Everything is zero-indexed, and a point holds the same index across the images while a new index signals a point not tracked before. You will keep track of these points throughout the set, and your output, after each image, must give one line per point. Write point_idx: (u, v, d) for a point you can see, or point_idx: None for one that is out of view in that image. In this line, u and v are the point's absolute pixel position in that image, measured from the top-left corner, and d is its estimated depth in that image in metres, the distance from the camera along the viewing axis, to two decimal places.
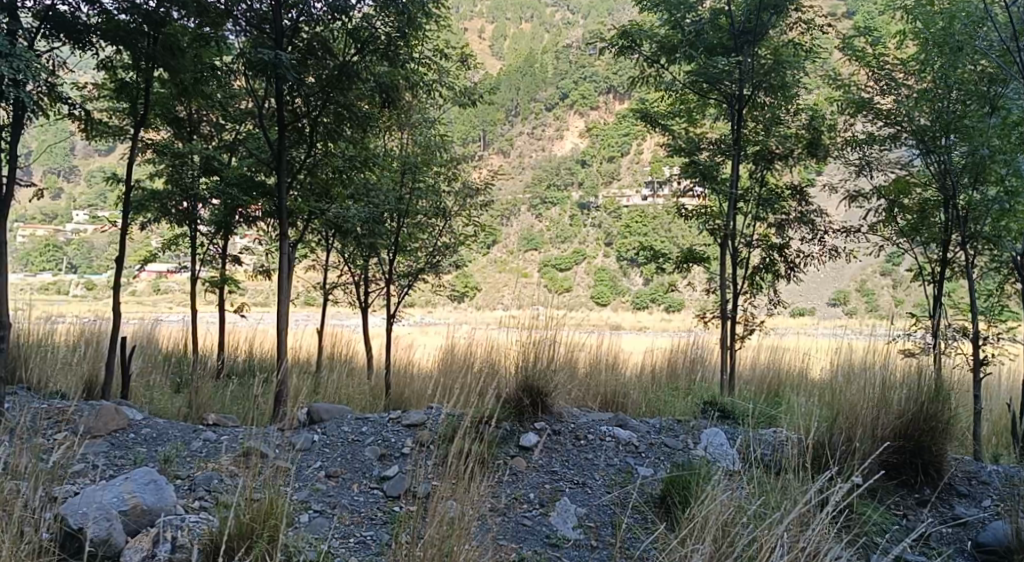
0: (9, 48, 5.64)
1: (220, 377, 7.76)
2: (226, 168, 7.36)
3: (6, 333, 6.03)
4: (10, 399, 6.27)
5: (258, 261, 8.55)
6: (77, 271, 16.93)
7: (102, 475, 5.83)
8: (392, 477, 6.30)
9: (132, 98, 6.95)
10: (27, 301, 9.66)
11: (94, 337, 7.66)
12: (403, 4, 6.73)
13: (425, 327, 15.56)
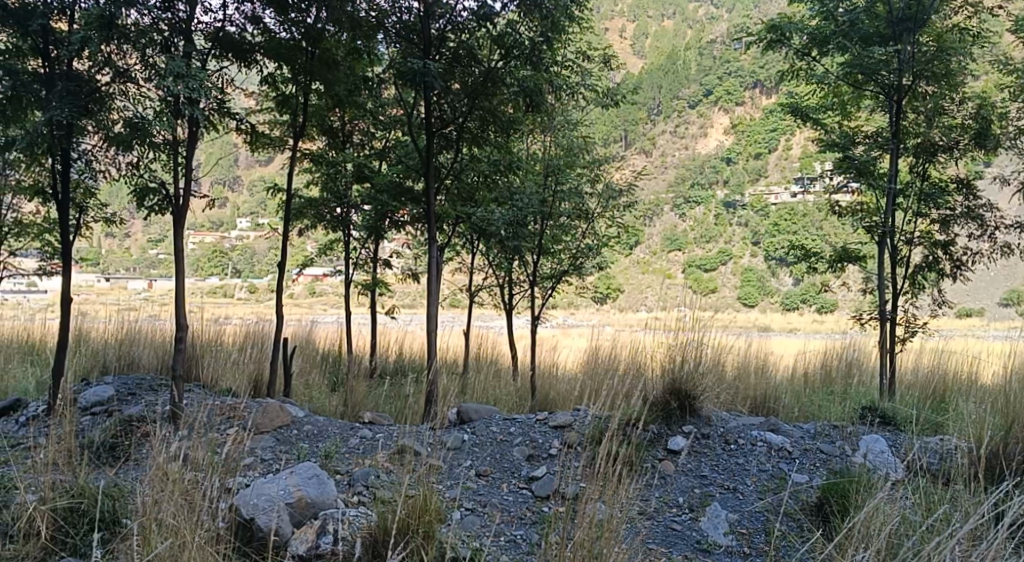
0: (186, 70, 6.07)
1: (373, 377, 8.06)
2: (377, 175, 7.64)
3: (184, 334, 6.51)
4: (188, 396, 6.73)
5: (406, 264, 8.83)
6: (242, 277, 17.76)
7: (269, 468, 6.17)
8: (540, 477, 6.37)
9: (292, 110, 7.35)
10: (199, 302, 10.35)
11: (259, 337, 8.12)
12: (547, 8, 6.74)
13: (569, 328, 15.64)
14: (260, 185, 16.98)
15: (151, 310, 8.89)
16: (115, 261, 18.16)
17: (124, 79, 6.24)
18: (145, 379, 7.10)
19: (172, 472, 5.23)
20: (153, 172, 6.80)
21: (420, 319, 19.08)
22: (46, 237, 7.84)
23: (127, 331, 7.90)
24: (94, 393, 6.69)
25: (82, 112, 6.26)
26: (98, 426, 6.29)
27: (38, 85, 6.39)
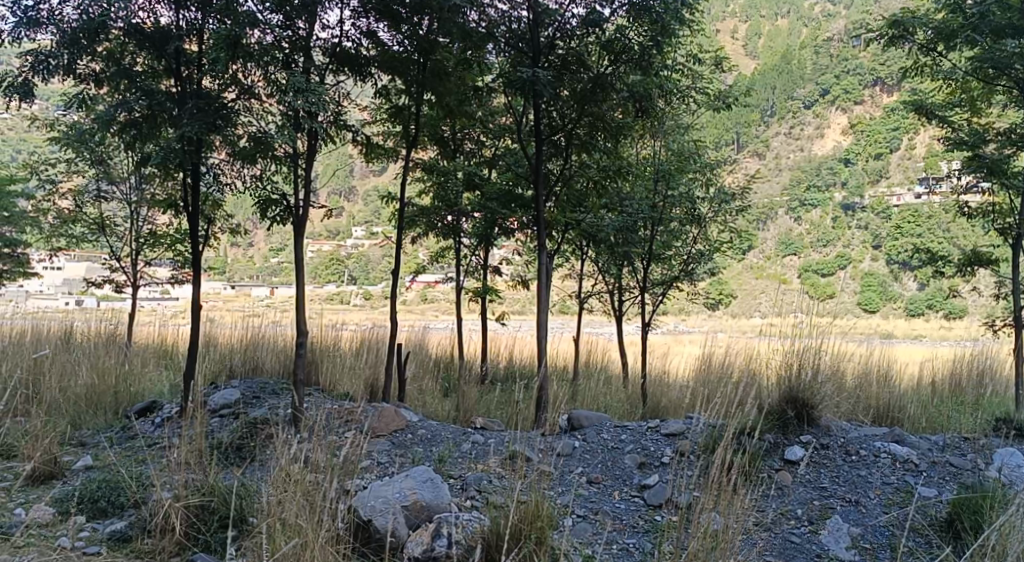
0: (306, 84, 6.32)
1: (484, 383, 8.15)
2: (487, 183, 7.73)
3: (304, 340, 6.76)
4: (308, 400, 6.97)
5: (516, 271, 8.89)
6: (356, 283, 17.08)
7: (386, 472, 6.32)
8: (653, 486, 6.30)
9: (404, 121, 7.52)
10: (317, 309, 10.70)
11: (374, 343, 8.33)
12: (657, 13, 6.64)
13: (681, 335, 15.40)
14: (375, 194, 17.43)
15: (273, 316, 9.26)
16: (240, 270, 18.99)
17: (249, 95, 6.65)
18: (269, 382, 7.40)
19: (295, 473, 5.43)
20: (275, 185, 7.07)
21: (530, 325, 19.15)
22: (178, 247, 8.27)
23: (251, 336, 8.25)
24: (222, 396, 7.01)
25: (210, 128, 6.59)
26: (226, 428, 6.58)
27: (172, 104, 6.73)
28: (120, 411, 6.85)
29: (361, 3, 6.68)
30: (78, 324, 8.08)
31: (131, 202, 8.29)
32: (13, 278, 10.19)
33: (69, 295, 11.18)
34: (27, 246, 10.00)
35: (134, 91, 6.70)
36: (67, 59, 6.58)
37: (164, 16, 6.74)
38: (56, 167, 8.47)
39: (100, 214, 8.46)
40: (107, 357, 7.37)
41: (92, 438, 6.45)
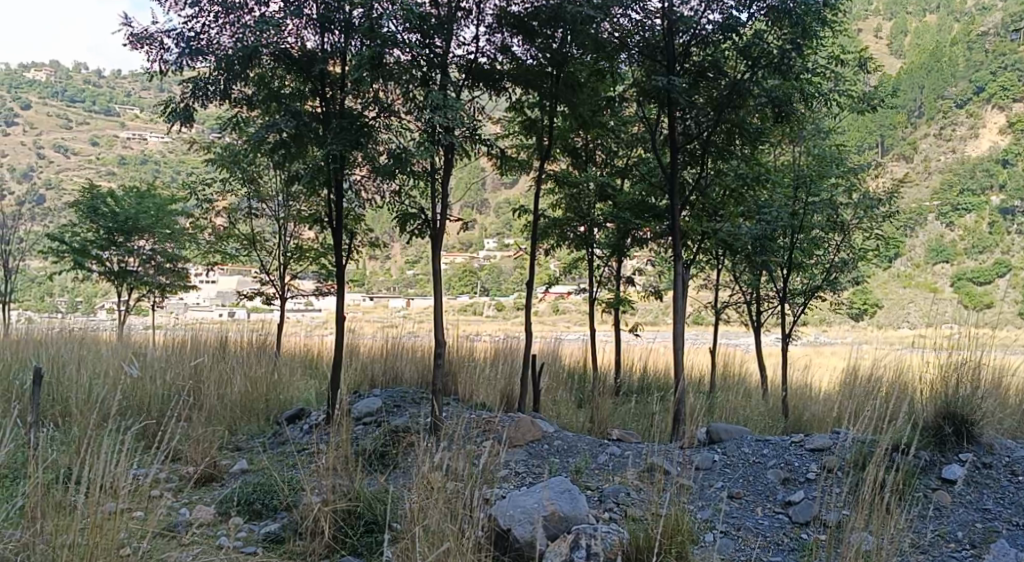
0: (443, 99, 6.47)
1: (619, 395, 8.11)
2: (620, 194, 7.69)
3: (443, 350, 6.89)
4: (447, 409, 7.12)
5: (648, 281, 8.80)
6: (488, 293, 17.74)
7: (524, 482, 6.35)
8: (798, 503, 6.05)
9: (538, 133, 7.57)
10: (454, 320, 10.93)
11: (508, 354, 8.42)
12: (797, 16, 6.43)
13: (824, 349, 14.82)
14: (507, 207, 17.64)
15: (410, 327, 9.50)
16: (377, 283, 19.64)
17: (389, 113, 6.84)
18: (408, 392, 7.60)
19: (435, 481, 5.49)
20: (413, 200, 7.27)
21: (661, 337, 18.90)
22: (323, 261, 8.60)
23: (391, 346, 8.48)
24: (364, 404, 7.25)
25: (353, 146, 6.82)
26: (369, 436, 6.79)
27: (317, 124, 7.02)
28: (271, 418, 7.18)
29: (496, 19, 6.83)
30: (232, 334, 8.51)
31: (279, 218, 8.70)
32: (174, 291, 10.89)
33: (224, 306, 11.87)
34: (187, 261, 10.68)
35: (283, 113, 7.04)
36: (223, 84, 6.99)
37: (310, 40, 7.01)
38: (212, 187, 9.01)
39: (251, 230, 8.94)
40: (258, 366, 7.73)
41: (247, 443, 6.80)
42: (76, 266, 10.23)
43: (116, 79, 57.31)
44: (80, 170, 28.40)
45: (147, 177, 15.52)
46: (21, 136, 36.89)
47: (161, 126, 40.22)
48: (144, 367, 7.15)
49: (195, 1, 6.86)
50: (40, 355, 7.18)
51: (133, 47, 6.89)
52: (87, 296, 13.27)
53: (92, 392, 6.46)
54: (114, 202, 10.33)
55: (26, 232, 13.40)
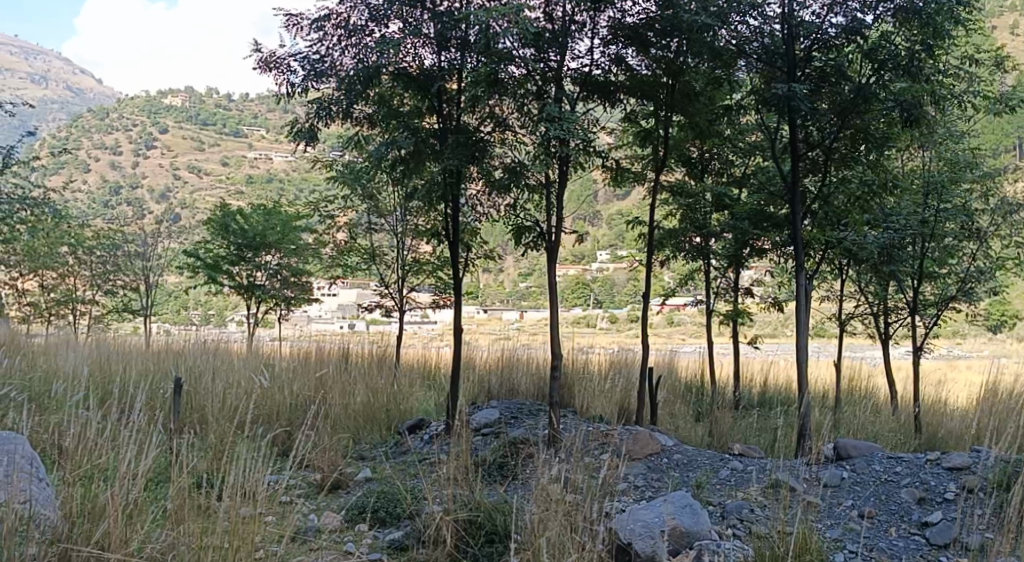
0: (559, 112, 6.48)
1: (739, 409, 7.94)
2: (737, 203, 7.53)
3: (559, 363, 6.91)
4: (565, 421, 7.13)
5: (767, 292, 8.60)
6: (601, 307, 17.59)
7: (643, 496, 6.26)
8: (936, 524, 5.73)
9: (653, 144, 7.50)
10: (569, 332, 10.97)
11: (623, 366, 8.37)
12: (927, 16, 6.21)
13: (957, 363, 14.15)
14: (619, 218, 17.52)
15: (524, 339, 9.54)
16: (490, 296, 19.90)
17: (504, 127, 6.90)
18: (525, 404, 7.65)
19: (555, 493, 5.46)
20: (528, 213, 7.29)
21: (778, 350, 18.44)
22: (440, 274, 8.73)
23: (507, 358, 8.55)
24: (482, 416, 7.34)
25: (470, 160, 6.94)
26: (488, 447, 6.86)
27: (435, 140, 7.16)
28: (392, 428, 7.35)
29: (611, 32, 6.80)
30: (353, 346, 8.78)
31: (398, 232, 8.92)
32: (299, 304, 11.32)
33: (345, 318, 12.22)
34: (310, 275, 11.06)
35: (403, 130, 7.20)
36: (346, 104, 7.22)
37: (427, 58, 7.13)
38: (334, 203, 9.32)
39: (371, 244, 9.19)
40: (379, 377, 7.92)
41: (370, 453, 6.97)
42: (209, 280, 10.79)
43: (237, 103, 60.09)
44: (210, 190, 29.94)
45: (274, 195, 16.21)
46: (153, 159, 39.18)
47: (281, 146, 41.87)
48: (273, 377, 7.46)
49: (319, 26, 7.10)
50: (178, 365, 7.56)
51: (263, 72, 7.20)
52: (219, 309, 13.93)
53: (226, 401, 6.77)
54: (243, 218, 10.81)
55: (165, 249, 14.22)
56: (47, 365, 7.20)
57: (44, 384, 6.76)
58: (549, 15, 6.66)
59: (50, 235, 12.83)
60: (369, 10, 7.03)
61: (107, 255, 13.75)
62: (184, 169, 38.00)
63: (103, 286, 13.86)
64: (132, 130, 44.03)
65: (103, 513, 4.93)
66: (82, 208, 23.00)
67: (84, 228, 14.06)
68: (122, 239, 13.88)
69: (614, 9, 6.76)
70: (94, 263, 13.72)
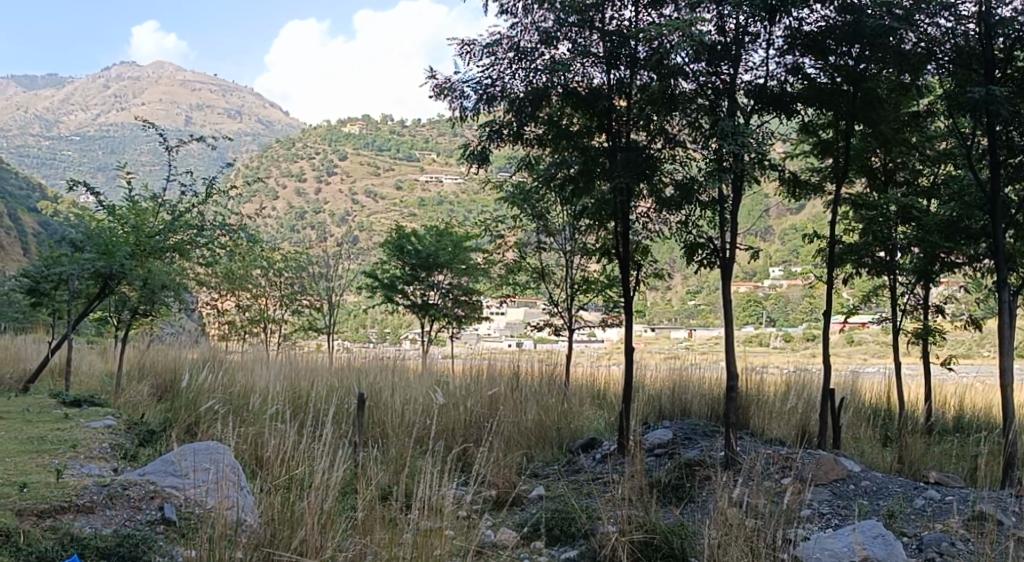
0: (732, 127, 6.32)
1: (932, 435, 7.45)
2: (927, 215, 7.10)
3: (735, 384, 6.70)
4: (742, 444, 6.92)
5: (961, 310, 8.03)
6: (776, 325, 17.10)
7: (828, 523, 5.91)
8: None
9: (834, 156, 7.28)
10: (744, 352, 10.68)
11: (801, 388, 8.04)
12: None
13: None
14: (791, 232, 16.88)
15: (695, 358, 9.36)
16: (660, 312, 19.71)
17: (674, 143, 6.86)
18: (699, 425, 7.50)
19: (735, 517, 5.22)
20: (701, 230, 7.19)
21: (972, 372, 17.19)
22: (609, 292, 8.77)
23: (677, 378, 8.41)
24: (656, 436, 7.25)
25: (640, 178, 6.85)
26: (662, 468, 6.74)
27: (604, 158, 7.14)
28: (563, 447, 7.40)
29: (786, 40, 6.59)
30: (523, 363, 8.90)
31: (567, 251, 8.98)
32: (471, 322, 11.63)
33: (515, 336, 12.43)
34: (480, 293, 11.32)
35: (572, 150, 7.24)
36: (516, 126, 7.34)
37: (597, 78, 7.13)
38: (504, 224, 9.68)
39: (541, 263, 9.30)
40: (549, 395, 7.97)
41: (543, 471, 7.01)
42: (387, 299, 11.36)
43: (405, 127, 62.67)
44: (385, 214, 31.37)
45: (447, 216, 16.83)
46: (331, 185, 41.59)
47: (445, 169, 43.35)
48: (447, 394, 7.67)
49: (490, 51, 7.25)
50: (361, 381, 7.90)
51: (438, 98, 7.46)
52: (395, 327, 14.51)
53: (405, 417, 7.00)
54: (417, 240, 11.22)
55: (346, 269, 15.08)
56: (244, 380, 7.71)
57: (242, 397, 7.25)
58: (720, 27, 6.58)
59: (245, 259, 13.89)
60: (539, 32, 7.13)
61: (296, 276, 14.72)
62: (360, 194, 40.05)
63: (291, 305, 14.82)
64: (311, 159, 46.90)
65: (300, 521, 5.07)
66: (280, 233, 24.82)
67: (275, 250, 15.24)
68: (307, 261, 15.00)
69: (791, 17, 6.55)
70: (283, 284, 14.69)
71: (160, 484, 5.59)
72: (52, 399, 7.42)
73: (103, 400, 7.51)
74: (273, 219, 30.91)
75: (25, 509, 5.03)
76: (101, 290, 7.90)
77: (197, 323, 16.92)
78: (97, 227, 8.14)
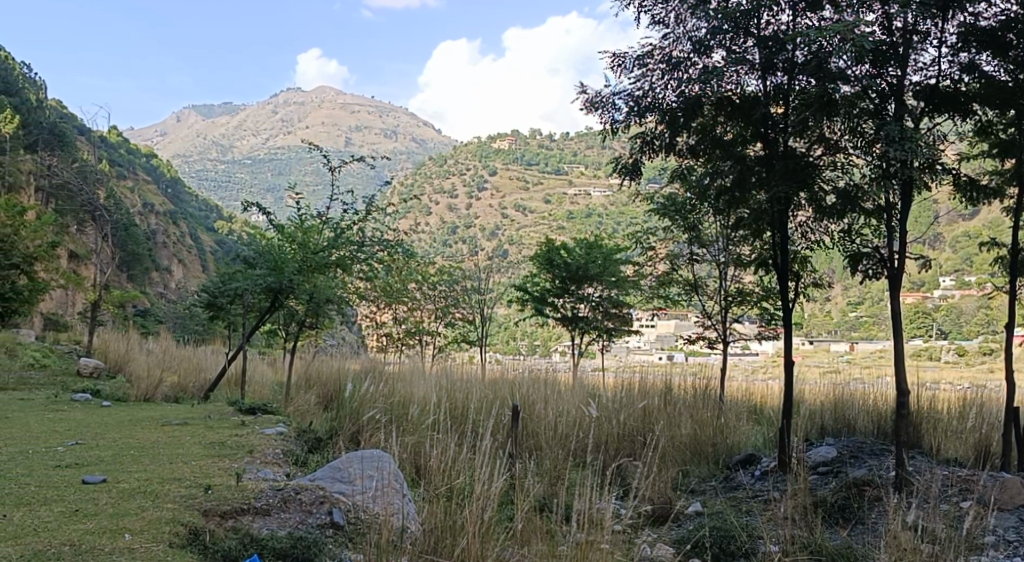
0: (902, 131, 5.96)
1: None
2: None
3: (905, 400, 6.26)
4: (915, 465, 6.54)
5: None
6: (947, 338, 16.12)
7: (1016, 552, 5.47)
8: None
9: (1017, 156, 6.70)
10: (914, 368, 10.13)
11: (979, 405, 7.53)
12: None
13: None
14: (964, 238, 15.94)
15: (858, 373, 8.96)
16: (818, 325, 19.00)
17: (834, 150, 6.58)
18: (866, 443, 7.15)
19: (908, 542, 4.89)
20: (864, 239, 6.82)
21: None
22: (764, 304, 8.63)
23: (840, 394, 8.07)
24: (820, 453, 6.99)
25: (800, 186, 6.64)
26: (826, 487, 6.45)
27: (761, 166, 6.92)
28: (720, 462, 7.24)
29: (961, 37, 6.30)
30: (676, 377, 8.78)
31: (720, 263, 8.82)
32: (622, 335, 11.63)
33: (666, 349, 12.31)
34: (631, 306, 11.27)
35: (727, 159, 7.07)
36: (668, 137, 7.25)
37: (752, 85, 7.00)
38: (655, 235, 9.61)
39: (693, 275, 9.17)
40: (705, 409, 7.80)
41: (699, 486, 6.86)
42: (537, 311, 11.55)
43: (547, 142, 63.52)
44: (532, 228, 31.84)
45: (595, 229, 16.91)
46: (476, 201, 42.63)
47: (587, 182, 43.52)
48: (601, 407, 7.69)
49: (642, 63, 7.22)
50: (514, 392, 8.03)
51: (588, 112, 7.49)
52: (544, 338, 14.65)
53: (559, 430, 7.07)
54: (567, 252, 11.35)
55: (496, 283, 15.41)
56: (403, 390, 7.99)
57: (402, 406, 7.54)
58: (886, 27, 6.27)
59: (400, 274, 14.47)
60: (691, 42, 7.03)
61: (448, 290, 15.24)
62: (505, 208, 40.83)
63: (445, 318, 15.32)
64: (458, 175, 48.39)
65: (462, 530, 5.10)
66: (435, 247, 25.75)
67: (429, 264, 15.89)
68: (460, 274, 15.47)
69: (966, 13, 6.28)
70: (438, 297, 15.30)
71: (329, 489, 5.76)
72: (230, 407, 7.92)
73: (275, 408, 7.96)
74: (425, 233, 32.01)
75: (210, 509, 5.32)
76: (272, 303, 8.41)
77: (357, 335, 17.77)
78: (267, 243, 8.68)
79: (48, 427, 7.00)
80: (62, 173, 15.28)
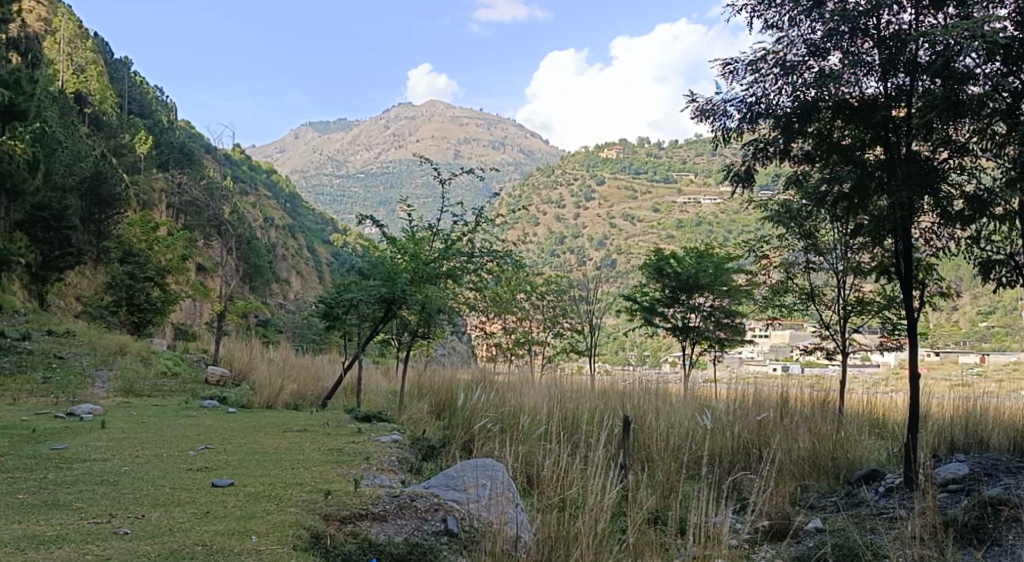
0: None
1: None
2: None
3: None
4: None
5: None
6: None
7: None
8: None
9: None
10: None
11: None
12: None
13: None
14: None
15: (991, 386, 8.48)
16: None
17: (962, 151, 6.36)
18: (1000, 461, 6.78)
19: None
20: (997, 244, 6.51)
21: None
22: (886, 314, 8.47)
23: (971, 408, 7.67)
24: (949, 470, 6.62)
25: (925, 190, 6.24)
26: (958, 506, 6.11)
27: (882, 171, 6.62)
28: (840, 478, 6.97)
29: None
30: (792, 388, 8.53)
31: (837, 271, 8.54)
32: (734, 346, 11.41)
33: (781, 360, 11.99)
34: (743, 316, 11.05)
35: (845, 164, 6.80)
36: (782, 143, 7.09)
37: (872, 86, 6.65)
38: (768, 244, 9.40)
39: (809, 284, 8.92)
40: (824, 422, 7.52)
41: (820, 502, 6.63)
42: (646, 321, 11.46)
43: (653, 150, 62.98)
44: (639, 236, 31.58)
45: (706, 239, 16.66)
46: (580, 211, 42.64)
47: (693, 190, 42.83)
48: (714, 420, 7.53)
49: (755, 68, 7.03)
50: (624, 403, 7.97)
51: (699, 120, 7.37)
52: (654, 348, 14.50)
53: (672, 441, 6.98)
54: (677, 261, 11.22)
55: (604, 292, 15.36)
56: (514, 400, 8.03)
57: (513, 416, 7.60)
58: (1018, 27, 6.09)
59: (508, 284, 14.65)
60: (807, 45, 6.84)
61: (557, 300, 15.31)
62: (610, 217, 40.63)
63: (554, 327, 15.41)
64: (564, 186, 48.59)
65: (576, 541, 5.05)
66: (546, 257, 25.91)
67: (537, 275, 15.99)
68: (569, 284, 15.51)
69: None
70: (546, 307, 15.39)
71: (443, 497, 5.82)
72: (345, 414, 8.15)
73: (389, 416, 8.14)
74: (531, 244, 32.24)
75: (330, 514, 5.45)
76: (386, 313, 8.69)
77: (468, 344, 18.06)
78: (381, 255, 8.94)
79: (179, 431, 7.38)
80: (192, 191, 16.13)
